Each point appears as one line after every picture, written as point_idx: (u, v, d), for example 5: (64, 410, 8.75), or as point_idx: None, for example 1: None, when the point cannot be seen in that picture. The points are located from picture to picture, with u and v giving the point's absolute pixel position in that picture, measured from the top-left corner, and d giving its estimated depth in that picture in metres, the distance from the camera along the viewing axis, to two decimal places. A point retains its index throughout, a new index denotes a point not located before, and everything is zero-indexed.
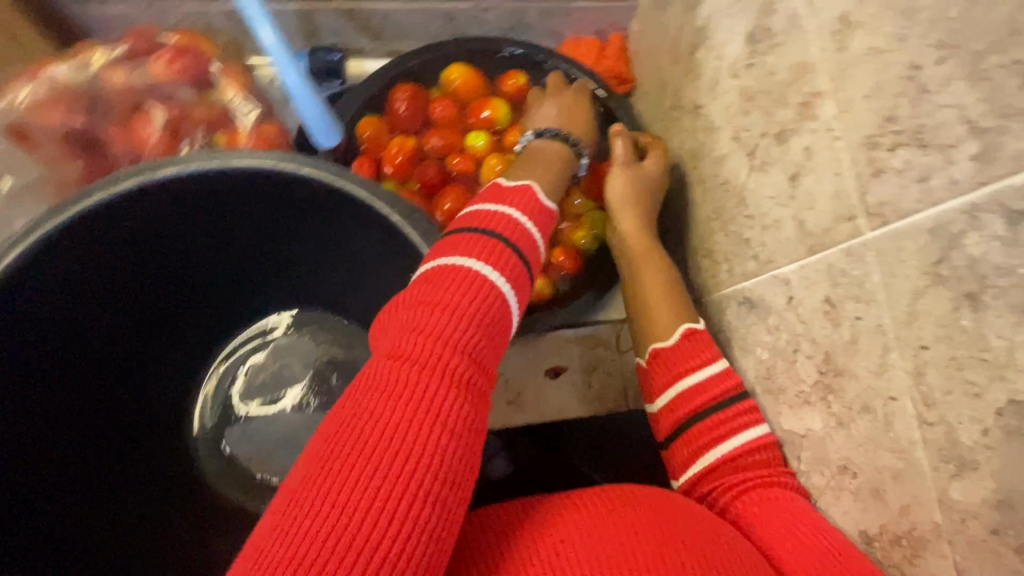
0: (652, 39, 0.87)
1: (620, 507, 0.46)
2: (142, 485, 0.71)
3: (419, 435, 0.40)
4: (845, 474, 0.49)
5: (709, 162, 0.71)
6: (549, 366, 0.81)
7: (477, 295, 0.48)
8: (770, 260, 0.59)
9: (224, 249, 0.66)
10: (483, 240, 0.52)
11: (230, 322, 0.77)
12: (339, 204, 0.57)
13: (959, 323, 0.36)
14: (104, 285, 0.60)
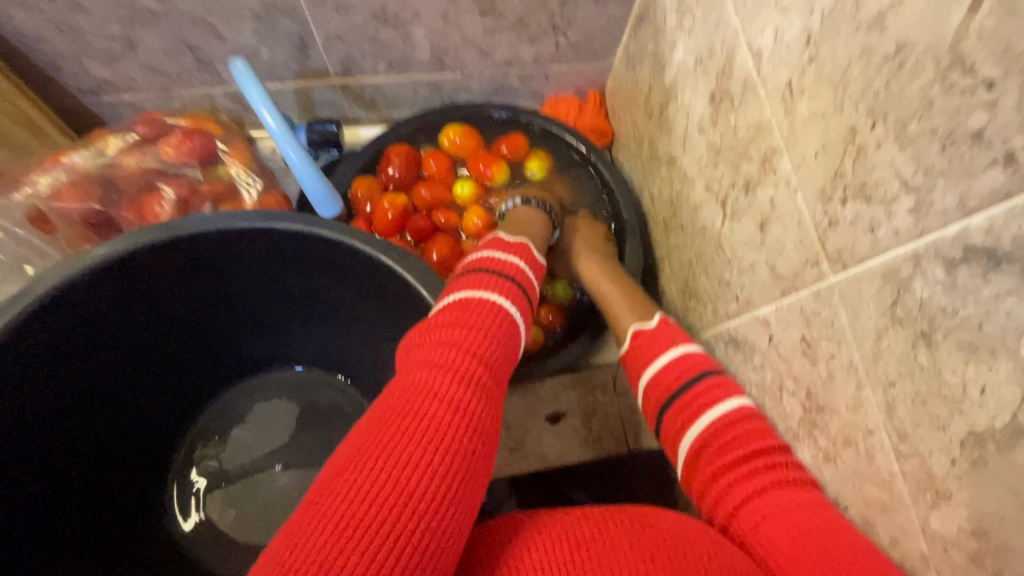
0: (627, 96, 0.93)
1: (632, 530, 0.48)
2: (117, 529, 0.72)
3: (445, 425, 0.44)
4: (837, 507, 0.50)
5: (687, 209, 0.75)
6: (549, 412, 0.83)
7: (489, 323, 0.53)
8: (750, 302, 0.62)
9: (221, 304, 0.72)
10: (483, 276, 0.59)
11: (224, 373, 0.81)
12: (346, 258, 0.62)
13: (918, 361, 0.39)
14: (125, 323, 0.65)
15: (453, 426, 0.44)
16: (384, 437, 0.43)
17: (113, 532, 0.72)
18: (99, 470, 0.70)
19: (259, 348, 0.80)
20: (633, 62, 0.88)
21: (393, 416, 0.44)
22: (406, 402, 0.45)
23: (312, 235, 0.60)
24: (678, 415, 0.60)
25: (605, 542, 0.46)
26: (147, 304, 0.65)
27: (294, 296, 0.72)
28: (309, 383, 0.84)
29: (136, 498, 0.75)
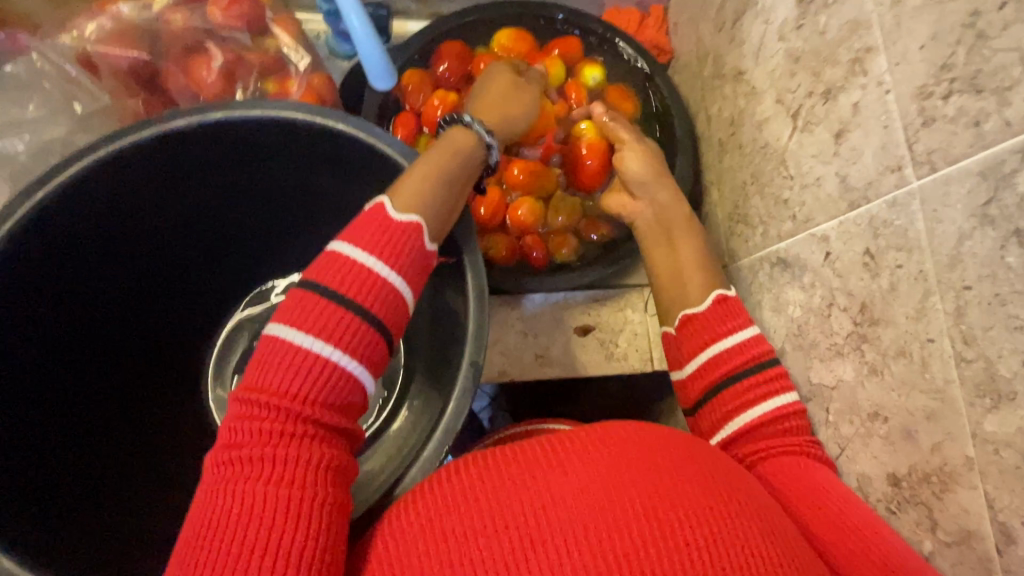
0: (693, 9, 0.88)
1: (586, 451, 0.42)
2: (150, 415, 0.73)
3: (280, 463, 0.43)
4: (875, 419, 0.51)
5: (749, 126, 0.72)
6: (579, 324, 0.83)
7: (314, 381, 0.46)
8: (808, 219, 0.60)
9: (190, 195, 0.64)
10: (316, 301, 0.48)
11: (164, 273, 0.71)
12: (359, 156, 0.59)
13: (1004, 261, 0.39)
14: (146, 210, 0.63)
15: (273, 494, 0.42)
16: (235, 478, 0.42)
17: (119, 443, 0.67)
18: (71, 382, 0.63)
19: (210, 239, 0.72)
20: None
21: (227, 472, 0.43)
22: (218, 495, 0.42)
23: (319, 129, 0.56)
24: (735, 399, 0.58)
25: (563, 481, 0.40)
26: (141, 205, 0.61)
27: (259, 184, 0.67)
28: (206, 294, 0.78)
29: (158, 387, 0.75)
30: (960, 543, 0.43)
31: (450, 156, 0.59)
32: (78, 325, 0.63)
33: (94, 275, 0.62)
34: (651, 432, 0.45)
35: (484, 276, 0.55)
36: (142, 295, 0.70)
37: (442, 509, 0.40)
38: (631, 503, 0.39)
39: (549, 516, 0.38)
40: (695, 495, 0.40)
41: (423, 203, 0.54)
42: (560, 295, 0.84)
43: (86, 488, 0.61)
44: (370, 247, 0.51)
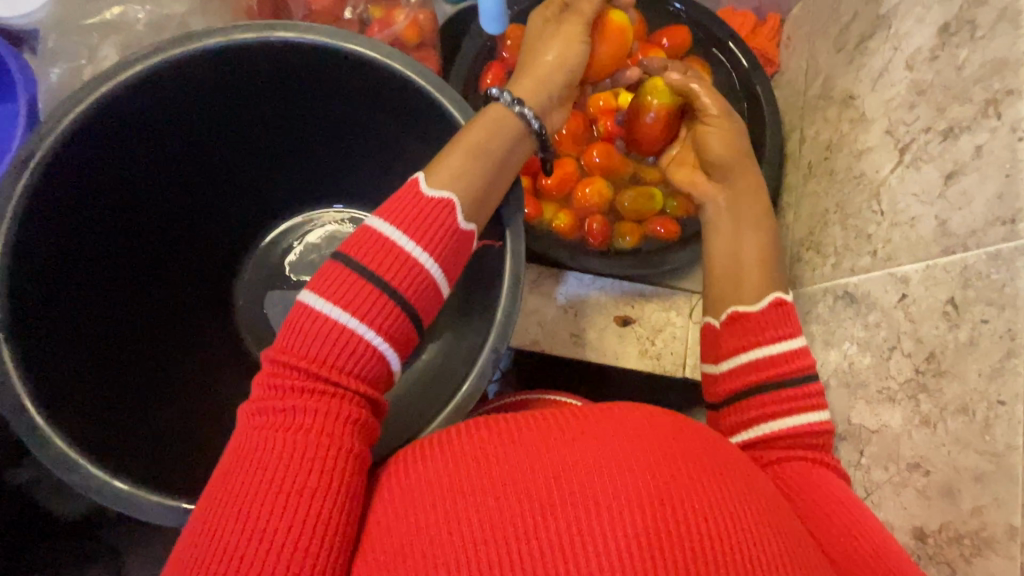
0: (813, 25, 0.84)
1: (592, 436, 0.39)
2: (165, 326, 0.69)
3: (300, 433, 0.39)
4: (914, 471, 0.49)
5: (846, 153, 0.70)
6: (620, 314, 0.82)
7: (336, 344, 0.43)
8: (890, 257, 0.58)
9: (261, 113, 0.65)
10: (348, 273, 0.45)
11: (211, 197, 0.71)
12: (427, 112, 0.59)
13: None
14: (197, 123, 0.62)
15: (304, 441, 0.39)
16: (251, 457, 0.39)
17: (134, 342, 0.64)
18: (126, 266, 0.64)
19: (266, 164, 0.72)
20: None
21: (242, 457, 0.39)
22: (247, 444, 0.40)
23: (389, 72, 0.56)
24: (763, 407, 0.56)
25: (580, 469, 0.36)
26: (212, 112, 0.62)
27: (329, 114, 0.66)
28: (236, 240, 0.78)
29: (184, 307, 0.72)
30: None
31: (485, 133, 0.55)
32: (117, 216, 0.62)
33: (132, 174, 0.61)
34: (684, 433, 0.41)
35: (523, 246, 0.54)
36: (178, 215, 0.68)
37: (464, 481, 0.37)
38: (652, 491, 0.36)
39: (582, 518, 0.35)
40: (710, 486, 0.37)
41: (456, 182, 0.52)
42: (606, 279, 0.83)
43: (93, 379, 0.57)
44: (403, 226, 0.48)
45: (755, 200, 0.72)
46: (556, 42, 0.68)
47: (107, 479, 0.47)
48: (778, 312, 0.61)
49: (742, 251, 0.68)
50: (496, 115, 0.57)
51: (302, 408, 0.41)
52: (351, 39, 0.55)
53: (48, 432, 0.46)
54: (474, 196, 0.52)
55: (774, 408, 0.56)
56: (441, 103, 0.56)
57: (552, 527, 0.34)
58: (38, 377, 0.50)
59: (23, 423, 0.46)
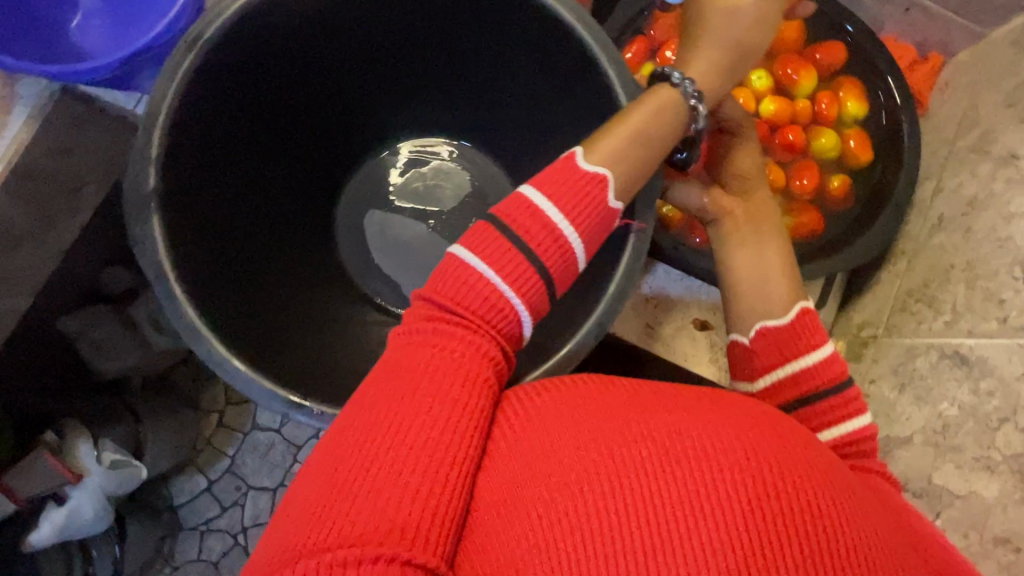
0: (982, 74, 0.79)
1: (704, 404, 0.40)
2: (281, 219, 0.71)
3: (455, 355, 0.41)
4: (1001, 546, 0.48)
5: (992, 212, 0.66)
6: (698, 318, 0.81)
7: (478, 293, 0.43)
8: (1022, 327, 0.55)
9: (395, 37, 0.66)
10: (497, 234, 0.45)
11: (345, 90, 0.71)
12: (584, 73, 0.57)
13: None
14: (344, 17, 0.61)
15: (443, 357, 0.41)
16: (407, 369, 0.40)
17: (254, 227, 0.67)
18: (249, 147, 0.65)
19: (386, 90, 0.73)
20: None
21: (396, 370, 0.40)
22: (402, 358, 0.41)
23: (553, 16, 0.55)
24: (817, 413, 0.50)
25: (697, 428, 0.37)
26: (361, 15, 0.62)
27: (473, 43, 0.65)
28: (353, 144, 0.78)
29: (297, 202, 0.74)
30: None
31: (655, 117, 0.51)
32: (252, 97, 0.62)
33: (276, 56, 0.61)
34: (789, 427, 0.41)
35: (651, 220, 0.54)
36: (305, 105, 0.69)
37: (571, 425, 0.39)
38: (764, 451, 0.37)
39: (688, 477, 0.35)
40: (816, 460, 0.38)
41: (619, 163, 0.49)
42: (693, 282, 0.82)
43: (214, 252, 0.59)
44: (556, 198, 0.46)
45: (770, 222, 0.59)
46: (713, 33, 0.55)
47: (227, 354, 0.50)
48: (807, 321, 0.53)
49: (761, 263, 0.56)
50: (668, 100, 0.52)
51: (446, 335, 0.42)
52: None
53: (183, 300, 0.50)
54: (633, 177, 0.50)
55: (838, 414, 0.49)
56: (604, 68, 0.54)
57: (658, 481, 0.35)
58: (181, 251, 0.53)
59: (166, 288, 0.50)
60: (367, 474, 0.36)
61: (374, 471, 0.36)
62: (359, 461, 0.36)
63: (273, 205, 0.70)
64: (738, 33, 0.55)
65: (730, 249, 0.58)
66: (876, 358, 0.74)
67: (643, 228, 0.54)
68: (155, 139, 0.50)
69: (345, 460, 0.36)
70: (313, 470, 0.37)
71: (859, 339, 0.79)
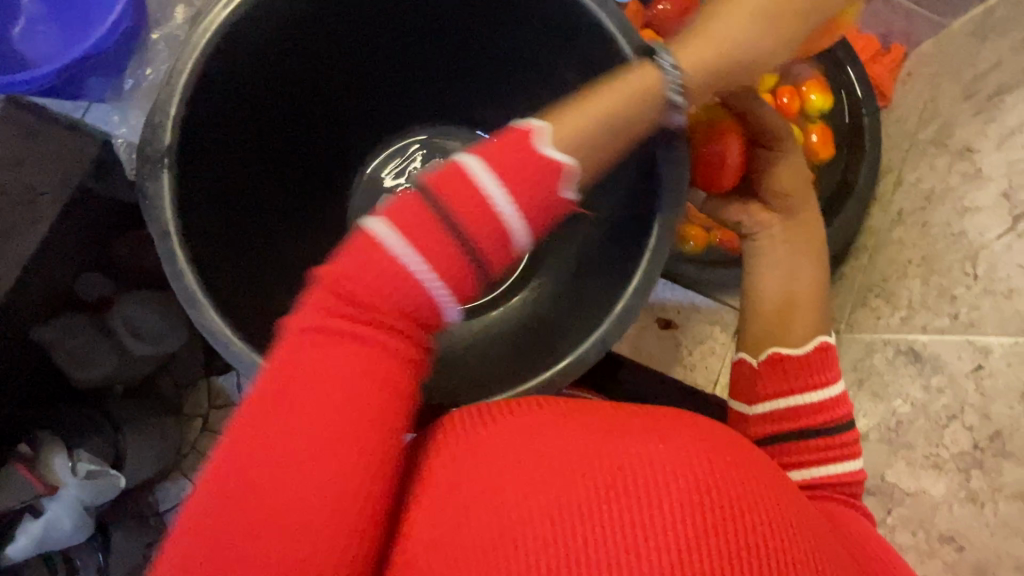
0: (944, 65, 0.78)
1: (654, 425, 0.39)
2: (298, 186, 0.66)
3: (358, 358, 0.33)
4: (945, 544, 0.49)
5: (949, 207, 0.66)
6: (664, 317, 0.81)
7: (391, 273, 0.34)
8: (971, 324, 0.55)
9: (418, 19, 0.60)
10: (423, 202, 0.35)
11: (381, 54, 0.63)
12: (586, 39, 0.51)
13: None
14: None
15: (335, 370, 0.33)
16: (302, 382, 0.33)
17: (268, 195, 0.62)
18: (271, 111, 0.59)
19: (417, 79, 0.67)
20: (987, 27, 0.73)
21: (290, 380, 0.33)
22: (295, 365, 0.33)
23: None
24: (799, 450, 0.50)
25: (641, 454, 0.35)
26: None
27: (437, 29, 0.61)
28: (390, 108, 0.71)
29: (319, 168, 0.68)
30: None
31: (634, 104, 0.41)
32: (280, 56, 0.55)
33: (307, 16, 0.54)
34: (733, 442, 0.39)
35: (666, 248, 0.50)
36: (340, 67, 0.61)
37: (511, 455, 0.37)
38: (703, 473, 0.35)
39: (636, 520, 0.33)
40: (758, 481, 0.36)
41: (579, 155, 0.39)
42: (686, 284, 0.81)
43: (224, 220, 0.55)
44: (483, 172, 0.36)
45: (811, 243, 0.58)
46: (722, 22, 0.45)
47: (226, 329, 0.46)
48: (825, 358, 0.52)
49: (795, 289, 0.56)
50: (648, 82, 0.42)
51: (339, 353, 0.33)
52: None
53: (186, 270, 0.46)
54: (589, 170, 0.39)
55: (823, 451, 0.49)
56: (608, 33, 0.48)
57: (602, 518, 0.33)
58: (189, 221, 0.49)
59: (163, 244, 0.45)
60: (261, 508, 0.31)
61: (270, 504, 0.32)
62: (244, 493, 0.32)
63: (292, 172, 0.64)
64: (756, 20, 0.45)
65: (763, 271, 0.58)
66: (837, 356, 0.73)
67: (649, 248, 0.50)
68: (179, 99, 0.46)
69: (233, 490, 0.32)
70: (207, 495, 0.33)
71: None
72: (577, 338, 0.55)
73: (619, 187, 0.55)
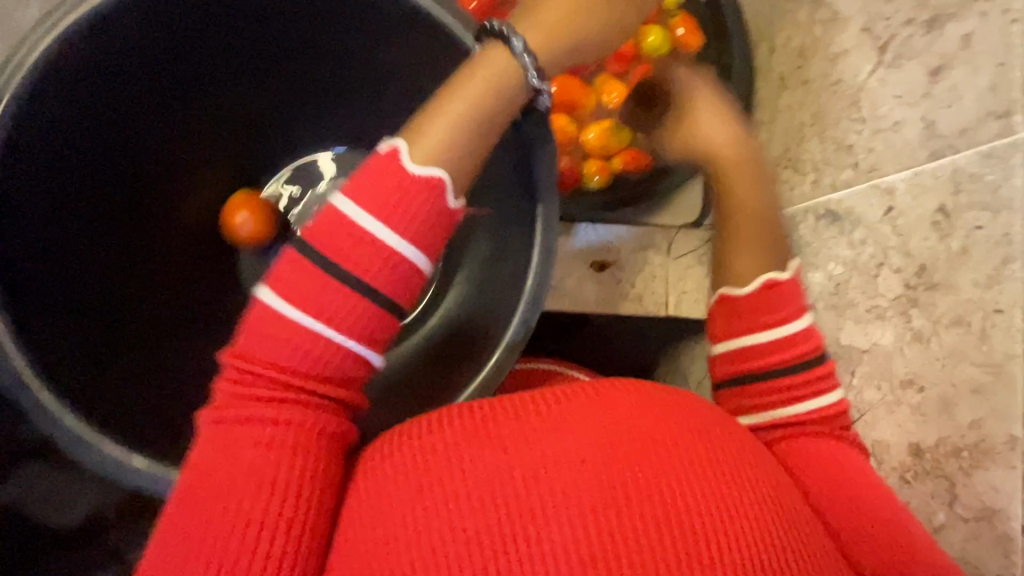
0: None
1: (582, 421, 0.34)
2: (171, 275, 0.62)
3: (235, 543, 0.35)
4: (908, 388, 0.48)
5: (820, 59, 0.64)
6: (596, 259, 0.77)
7: (302, 353, 0.38)
8: (874, 167, 0.54)
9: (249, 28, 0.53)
10: (309, 270, 0.38)
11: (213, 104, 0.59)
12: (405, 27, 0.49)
13: None
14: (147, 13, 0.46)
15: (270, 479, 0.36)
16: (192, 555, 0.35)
17: (146, 298, 0.59)
18: (125, 202, 0.57)
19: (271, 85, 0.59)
20: None
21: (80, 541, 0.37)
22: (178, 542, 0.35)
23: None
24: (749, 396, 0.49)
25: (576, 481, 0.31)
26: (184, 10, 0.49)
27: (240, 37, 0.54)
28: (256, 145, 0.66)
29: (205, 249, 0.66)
30: (978, 519, 0.41)
31: (444, 142, 0.41)
32: (111, 151, 0.54)
33: (124, 106, 0.52)
34: (702, 425, 0.35)
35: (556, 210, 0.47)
36: (196, 128, 0.59)
37: (425, 495, 0.32)
38: (656, 486, 0.31)
39: (580, 503, 0.31)
40: (720, 469, 0.33)
41: (452, 160, 0.40)
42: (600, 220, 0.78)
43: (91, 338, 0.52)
44: (375, 210, 0.39)
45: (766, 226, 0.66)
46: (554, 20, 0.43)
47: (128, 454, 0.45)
48: (770, 299, 0.51)
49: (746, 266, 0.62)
50: None
51: (260, 460, 0.36)
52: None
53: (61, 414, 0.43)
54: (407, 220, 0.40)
55: (786, 391, 0.48)
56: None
57: (541, 516, 0.30)
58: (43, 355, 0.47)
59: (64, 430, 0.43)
60: None
61: None
62: None
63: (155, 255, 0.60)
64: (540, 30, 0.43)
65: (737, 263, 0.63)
66: None
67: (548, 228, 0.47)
68: None
69: None
70: None
71: None
72: (490, 338, 0.53)
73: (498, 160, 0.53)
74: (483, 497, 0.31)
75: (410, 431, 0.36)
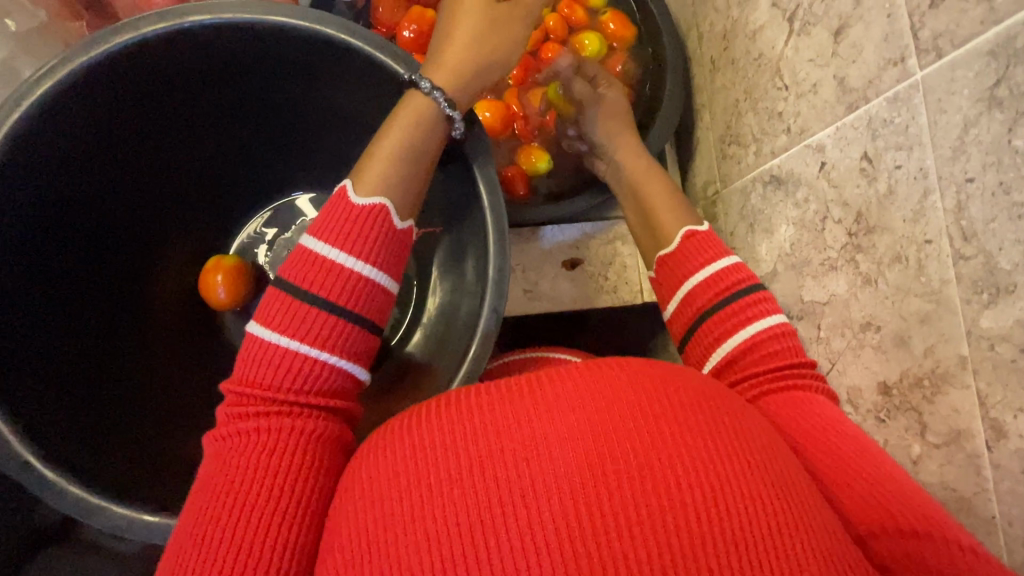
0: None
1: (540, 406, 0.35)
2: (159, 338, 0.68)
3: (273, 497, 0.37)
4: (868, 330, 0.49)
5: (743, 37, 0.67)
6: (567, 258, 0.80)
7: (294, 365, 0.42)
8: (803, 129, 0.57)
9: (199, 96, 0.60)
10: (288, 300, 0.43)
11: (174, 173, 0.66)
12: (348, 63, 0.55)
13: (974, 138, 0.38)
14: (107, 101, 0.54)
15: (269, 470, 0.38)
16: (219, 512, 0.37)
17: (136, 359, 0.65)
18: (105, 278, 0.63)
19: (217, 146, 0.67)
20: None
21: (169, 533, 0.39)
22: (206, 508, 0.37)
23: (291, 32, 0.52)
24: (722, 323, 0.54)
25: (543, 462, 0.32)
26: (145, 92, 0.56)
27: (185, 110, 0.61)
28: (216, 203, 0.73)
29: (187, 305, 0.73)
30: (948, 444, 0.42)
31: (383, 172, 0.48)
32: (87, 232, 0.60)
33: (98, 190, 0.60)
34: (664, 394, 0.36)
35: (501, 205, 0.52)
36: (159, 195, 0.67)
37: (396, 494, 0.33)
38: (618, 458, 0.32)
39: (540, 485, 0.31)
40: (679, 435, 0.34)
41: (387, 188, 0.47)
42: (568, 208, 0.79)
43: (92, 404, 0.58)
44: (337, 238, 0.44)
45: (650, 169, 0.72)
46: (471, 50, 0.53)
47: (137, 515, 0.47)
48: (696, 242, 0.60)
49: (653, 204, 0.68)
50: None
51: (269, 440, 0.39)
52: (185, 12, 0.50)
53: (63, 482, 0.46)
54: (372, 252, 0.45)
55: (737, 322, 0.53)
56: (355, 48, 0.52)
57: (507, 503, 0.32)
58: (51, 418, 0.52)
59: (73, 502, 0.46)
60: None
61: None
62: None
63: (139, 319, 0.67)
64: (456, 59, 0.52)
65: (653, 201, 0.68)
66: (719, 212, 0.75)
67: (498, 226, 0.51)
68: None
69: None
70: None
71: (708, 200, 0.79)
72: (465, 339, 0.55)
73: (452, 169, 0.56)
74: (457, 485, 0.33)
75: (385, 439, 0.37)
